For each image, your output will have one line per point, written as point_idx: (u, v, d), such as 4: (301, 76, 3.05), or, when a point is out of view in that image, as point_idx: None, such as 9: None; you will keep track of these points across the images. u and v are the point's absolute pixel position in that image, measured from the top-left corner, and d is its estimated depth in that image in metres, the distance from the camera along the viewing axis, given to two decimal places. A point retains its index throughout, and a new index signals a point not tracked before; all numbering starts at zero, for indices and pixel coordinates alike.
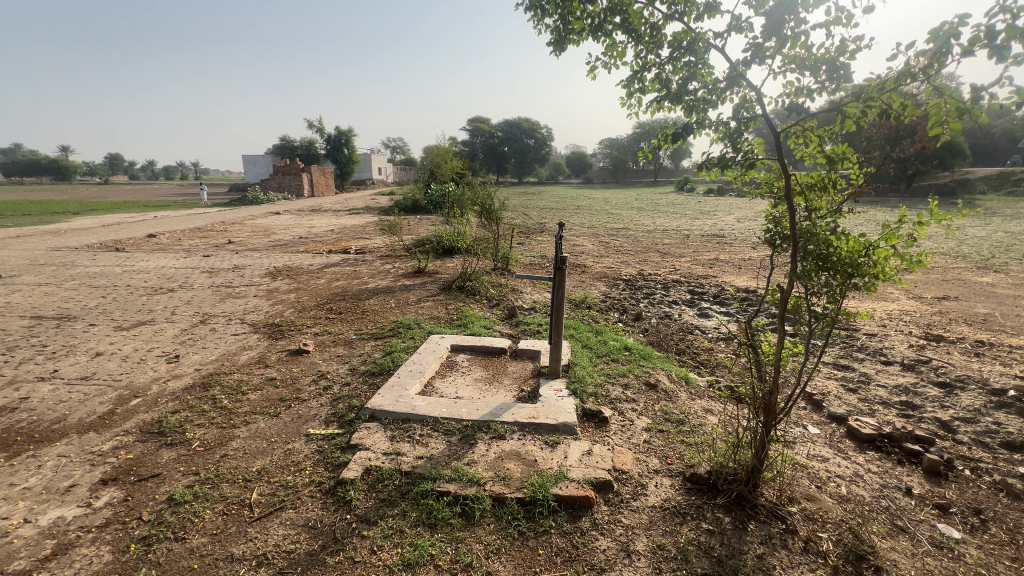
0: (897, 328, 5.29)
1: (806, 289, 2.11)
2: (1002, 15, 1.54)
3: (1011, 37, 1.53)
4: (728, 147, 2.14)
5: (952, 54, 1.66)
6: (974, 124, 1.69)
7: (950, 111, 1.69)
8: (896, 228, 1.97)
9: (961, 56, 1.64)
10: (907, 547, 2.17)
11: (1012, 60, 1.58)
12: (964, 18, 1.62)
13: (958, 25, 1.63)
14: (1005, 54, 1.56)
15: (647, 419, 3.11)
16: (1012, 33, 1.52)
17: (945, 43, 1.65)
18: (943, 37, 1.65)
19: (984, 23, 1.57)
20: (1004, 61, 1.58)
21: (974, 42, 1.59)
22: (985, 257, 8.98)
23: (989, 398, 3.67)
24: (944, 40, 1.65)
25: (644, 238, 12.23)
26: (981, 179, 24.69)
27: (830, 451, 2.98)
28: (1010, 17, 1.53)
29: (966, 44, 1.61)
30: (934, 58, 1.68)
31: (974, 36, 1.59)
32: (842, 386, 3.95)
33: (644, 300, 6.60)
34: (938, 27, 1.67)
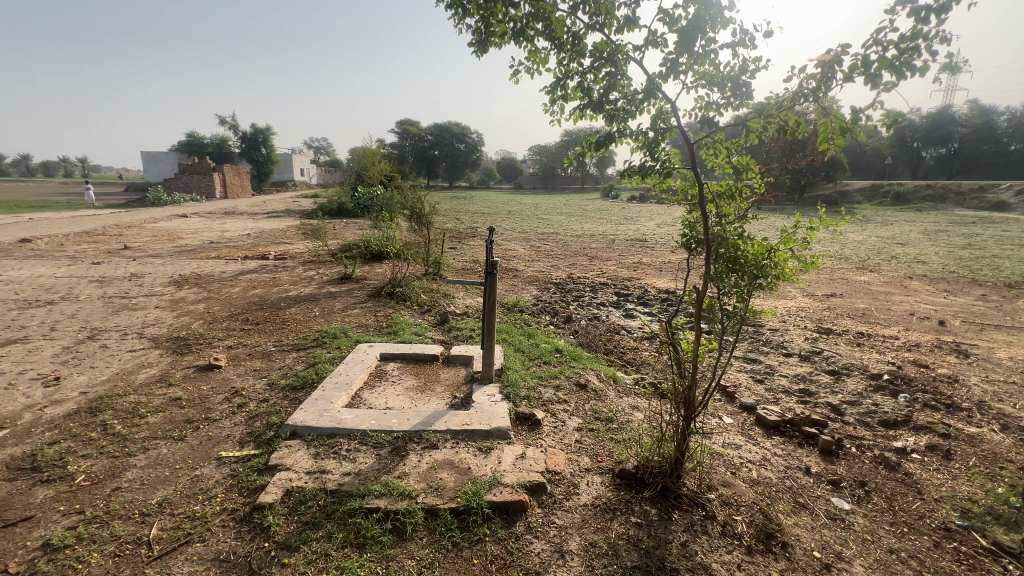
0: (795, 322, 5.88)
1: (719, 289, 2.26)
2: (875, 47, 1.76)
3: (883, 67, 1.74)
4: (647, 155, 2.24)
5: (838, 78, 1.86)
6: (854, 141, 1.90)
7: (835, 129, 1.89)
8: (793, 233, 2.17)
9: (844, 80, 1.85)
10: (808, 521, 2.39)
11: (884, 87, 1.81)
12: (845, 47, 1.83)
13: (842, 52, 1.84)
14: (879, 82, 1.78)
15: (578, 419, 3.19)
16: (884, 63, 1.74)
17: (832, 67, 1.85)
18: (829, 63, 1.85)
19: (861, 53, 1.79)
20: (877, 88, 1.80)
21: (855, 68, 1.80)
22: (863, 259, 10.26)
23: (869, 382, 4.18)
24: (829, 66, 1.86)
25: (573, 242, 12.62)
26: (858, 190, 28.24)
27: (742, 438, 3.23)
28: (882, 49, 1.75)
29: (848, 70, 1.82)
30: (824, 80, 1.88)
31: (853, 64, 1.80)
32: (750, 378, 4.31)
33: (574, 302, 6.80)
34: (826, 54, 1.87)
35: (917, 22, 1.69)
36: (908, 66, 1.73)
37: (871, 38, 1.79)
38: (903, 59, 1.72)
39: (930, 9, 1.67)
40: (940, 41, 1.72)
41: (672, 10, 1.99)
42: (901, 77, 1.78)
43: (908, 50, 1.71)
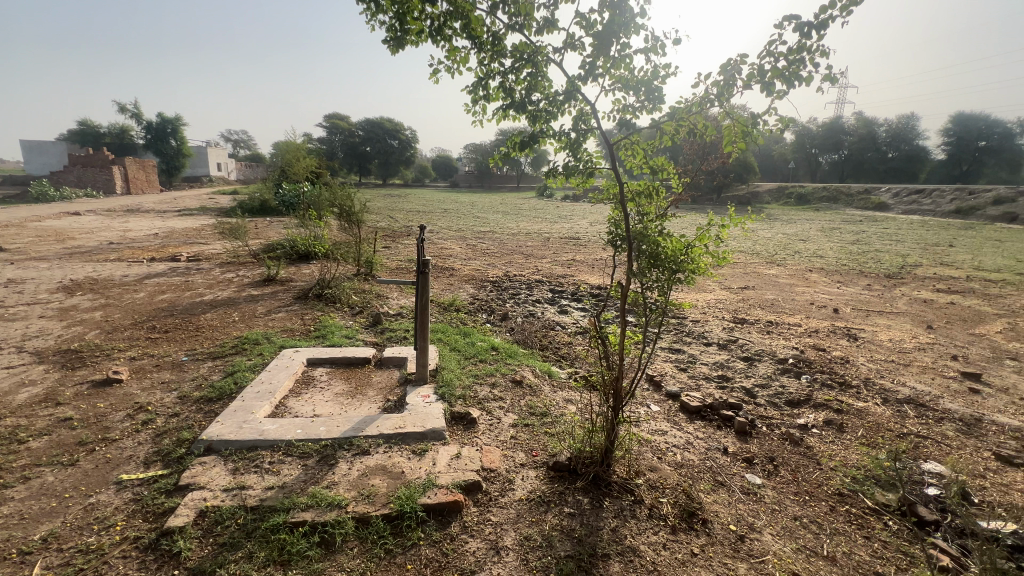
0: (714, 314, 6.33)
1: (642, 284, 2.38)
2: (768, 58, 1.92)
3: (775, 76, 1.91)
4: (570, 155, 2.30)
5: (738, 85, 2.01)
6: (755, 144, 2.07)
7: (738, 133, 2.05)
8: (707, 230, 2.34)
9: (744, 87, 2.01)
10: (725, 497, 2.58)
11: (777, 94, 1.99)
12: (743, 57, 1.99)
13: (740, 62, 1.99)
14: (772, 90, 1.95)
15: (514, 415, 3.22)
16: (776, 73, 1.91)
17: (733, 75, 2.00)
18: (730, 72, 1.99)
19: (757, 63, 1.95)
20: (771, 95, 1.97)
21: (752, 77, 1.95)
22: (772, 254, 11.24)
23: (777, 366, 4.59)
24: (731, 74, 2.00)
25: (509, 241, 12.72)
26: (767, 192, 30.89)
27: (668, 424, 3.42)
28: (774, 60, 1.92)
29: (746, 78, 1.97)
30: (726, 86, 2.03)
31: (750, 73, 1.95)
32: (675, 366, 4.58)
33: (510, 300, 6.86)
34: (727, 63, 2.02)
35: (801, 37, 1.87)
36: (796, 76, 1.91)
37: (764, 49, 1.95)
38: (792, 70, 1.90)
39: (812, 26, 1.85)
40: (821, 54, 1.91)
41: (588, 14, 2.05)
42: (791, 86, 1.96)
43: (795, 62, 1.88)
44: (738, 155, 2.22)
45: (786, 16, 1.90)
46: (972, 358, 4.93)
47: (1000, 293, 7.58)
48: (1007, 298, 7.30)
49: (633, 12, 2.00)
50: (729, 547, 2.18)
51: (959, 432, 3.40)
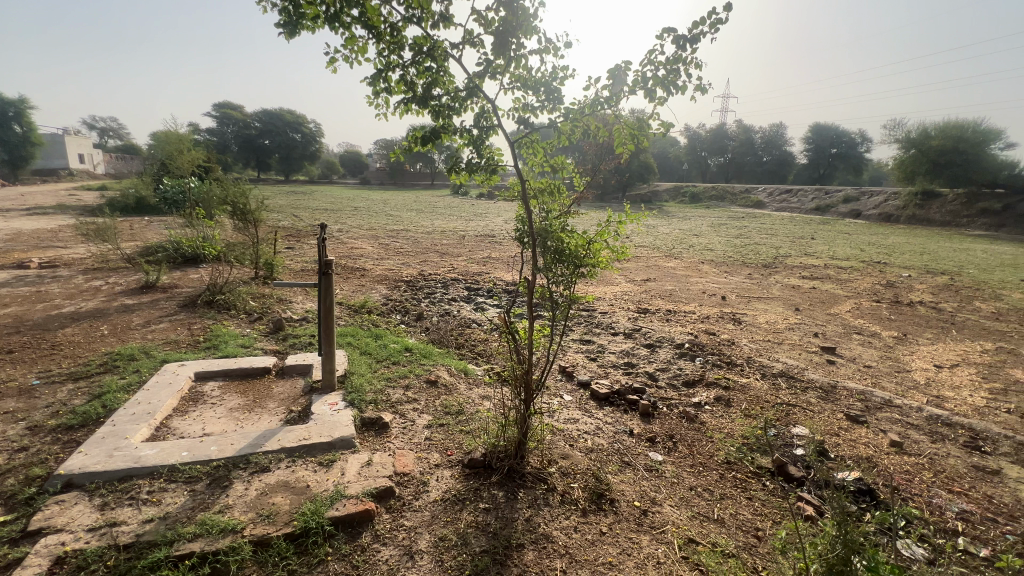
0: (620, 305, 6.73)
1: (549, 278, 2.47)
2: (650, 66, 2.07)
3: (656, 83, 2.07)
4: (473, 153, 2.31)
5: (625, 90, 2.15)
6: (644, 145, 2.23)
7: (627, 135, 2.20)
8: (606, 226, 2.47)
9: (630, 93, 2.15)
10: (631, 476, 2.76)
11: (658, 100, 2.15)
12: (628, 64, 2.13)
13: (626, 68, 2.13)
14: (654, 96, 2.11)
15: (428, 416, 3.17)
16: (657, 81, 2.07)
17: (620, 80, 2.13)
18: (617, 77, 2.12)
19: (640, 70, 2.09)
20: (654, 101, 2.13)
21: (637, 83, 2.09)
22: (670, 248, 12.22)
23: (675, 350, 4.99)
24: (618, 79, 2.14)
25: (424, 239, 12.49)
26: (666, 191, 33.45)
27: (579, 412, 3.58)
28: (655, 68, 2.07)
29: (632, 84, 2.11)
30: (615, 90, 2.15)
31: (635, 80, 2.10)
32: (586, 357, 4.80)
33: (425, 299, 6.73)
34: (615, 68, 2.15)
35: (677, 49, 2.04)
36: (674, 85, 2.08)
37: (646, 58, 2.11)
38: (670, 79, 2.07)
39: (686, 39, 2.03)
40: (695, 66, 2.10)
41: (485, 12, 2.06)
42: (670, 93, 2.14)
43: (673, 71, 2.05)
44: (630, 155, 2.37)
45: (663, 29, 2.07)
46: (829, 334, 5.75)
47: (848, 278, 8.92)
48: (854, 281, 8.61)
49: (529, 13, 2.04)
50: (634, 522, 2.33)
51: (819, 399, 3.95)
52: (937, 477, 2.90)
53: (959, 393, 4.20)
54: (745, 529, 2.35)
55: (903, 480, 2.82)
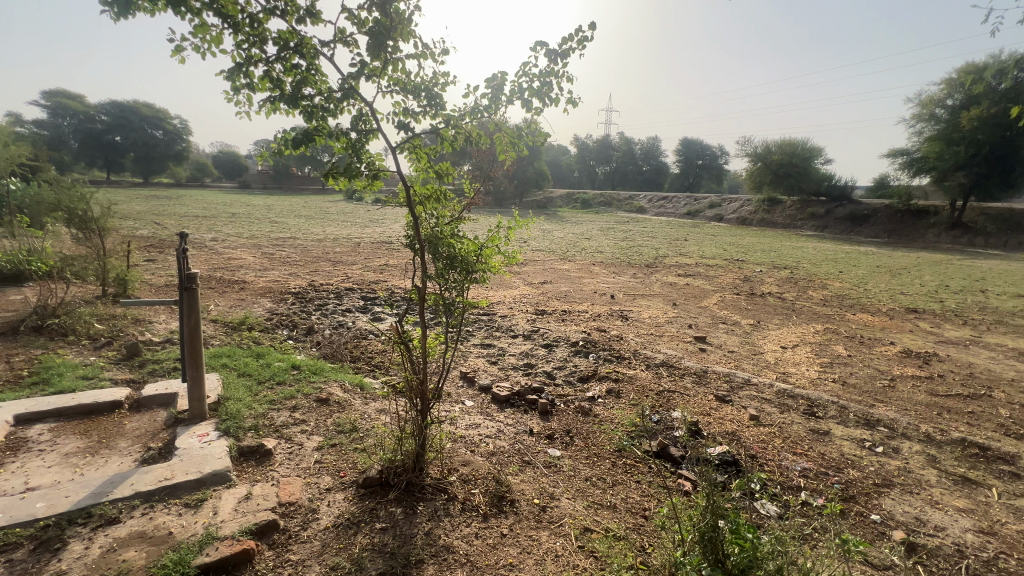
0: (519, 308, 6.91)
1: (440, 285, 2.46)
2: (526, 77, 2.15)
3: (531, 94, 2.16)
4: (353, 157, 2.20)
5: (502, 99, 2.21)
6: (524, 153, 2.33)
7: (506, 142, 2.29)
8: (496, 232, 2.53)
9: (508, 102, 2.22)
10: (530, 475, 2.83)
11: (534, 110, 2.25)
12: (504, 74, 2.20)
13: (503, 78, 2.19)
14: (530, 106, 2.20)
15: (318, 437, 2.96)
16: (532, 92, 2.15)
17: (498, 90, 2.19)
18: (496, 86, 2.18)
19: (517, 81, 2.16)
20: (531, 112, 2.22)
21: (514, 93, 2.16)
22: (565, 251, 12.86)
23: (570, 349, 5.25)
24: (497, 88, 2.19)
25: (313, 247, 11.68)
26: (560, 197, 35.17)
27: (480, 417, 3.59)
28: (529, 80, 2.16)
29: (509, 94, 2.18)
30: (494, 99, 2.20)
31: (512, 90, 2.16)
32: (487, 360, 4.84)
33: (316, 311, 6.30)
34: (492, 77, 2.20)
35: (549, 63, 2.15)
36: (547, 97, 2.19)
37: (520, 70, 2.19)
38: (543, 91, 2.17)
39: (557, 54, 2.15)
40: (567, 79, 2.23)
41: (358, 11, 1.99)
42: (544, 104, 2.25)
43: (546, 83, 2.16)
44: (512, 163, 2.44)
45: (535, 43, 2.16)
46: (700, 325, 6.47)
47: (714, 274, 10.12)
48: (718, 277, 9.80)
49: (404, 16, 2.02)
50: (533, 519, 2.39)
51: (693, 383, 4.41)
52: (785, 442, 3.40)
53: (798, 368, 4.97)
54: (634, 511, 2.52)
55: (760, 448, 3.26)
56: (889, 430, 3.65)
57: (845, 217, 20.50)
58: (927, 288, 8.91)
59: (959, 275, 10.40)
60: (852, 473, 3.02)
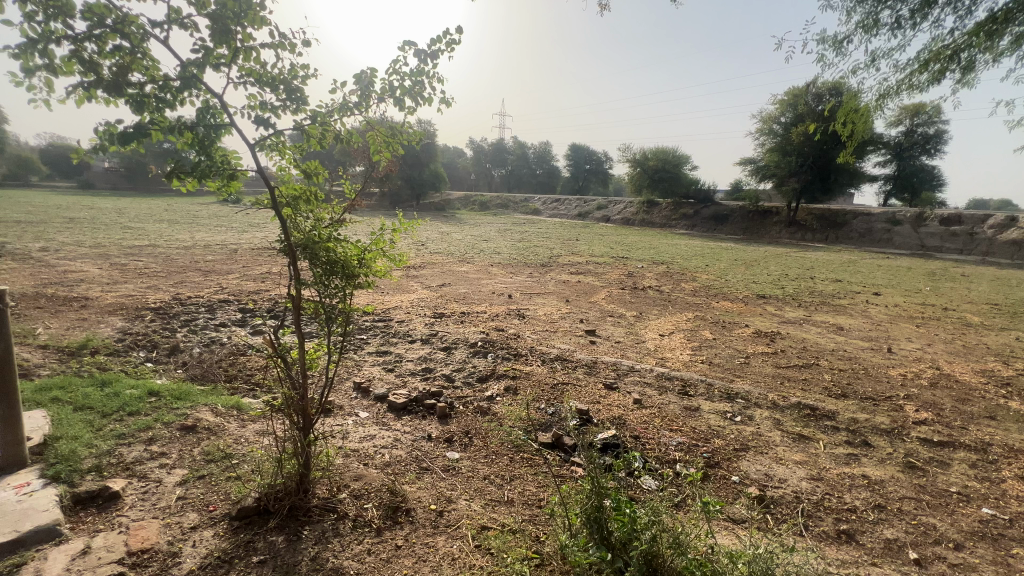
0: (416, 311, 6.77)
1: (321, 293, 2.34)
2: (397, 75, 2.12)
3: (403, 93, 2.14)
4: (199, 153, 1.98)
5: (372, 97, 2.15)
6: (399, 153, 2.31)
7: (381, 143, 2.29)
8: (380, 235, 2.45)
9: (379, 100, 2.16)
10: (428, 481, 2.78)
11: (407, 109, 2.24)
12: (372, 71, 2.14)
13: (372, 76, 2.14)
14: (403, 105, 2.18)
15: (182, 470, 2.61)
16: (403, 90, 2.14)
17: (367, 87, 2.12)
18: (365, 83, 2.11)
19: (387, 79, 2.12)
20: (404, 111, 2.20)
21: (385, 91, 2.12)
22: (463, 253, 12.89)
23: (469, 349, 5.26)
24: (365, 85, 2.13)
25: (179, 255, 10.31)
26: (458, 199, 35.15)
27: (375, 427, 3.44)
28: (400, 78, 2.14)
29: (380, 91, 2.13)
30: (363, 95, 2.13)
31: (382, 87, 2.12)
32: (383, 368, 4.66)
33: (182, 328, 5.55)
34: (359, 74, 2.13)
35: (420, 61, 2.15)
36: (420, 96, 2.18)
37: (390, 67, 2.15)
38: (415, 90, 2.16)
39: (427, 54, 2.15)
40: (438, 80, 2.24)
41: None
42: (417, 103, 2.24)
43: (418, 83, 2.15)
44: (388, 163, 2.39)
45: (404, 41, 2.14)
46: (590, 319, 6.89)
47: (602, 271, 10.86)
48: (606, 273, 10.53)
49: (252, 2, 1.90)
50: (430, 526, 2.35)
51: (585, 374, 4.67)
52: (663, 420, 3.74)
53: (674, 353, 5.52)
54: (529, 502, 2.60)
55: (642, 428, 3.56)
56: (745, 401, 4.21)
57: (710, 217, 23.26)
58: (772, 277, 10.46)
59: (795, 265, 12.39)
60: (716, 442, 3.43)
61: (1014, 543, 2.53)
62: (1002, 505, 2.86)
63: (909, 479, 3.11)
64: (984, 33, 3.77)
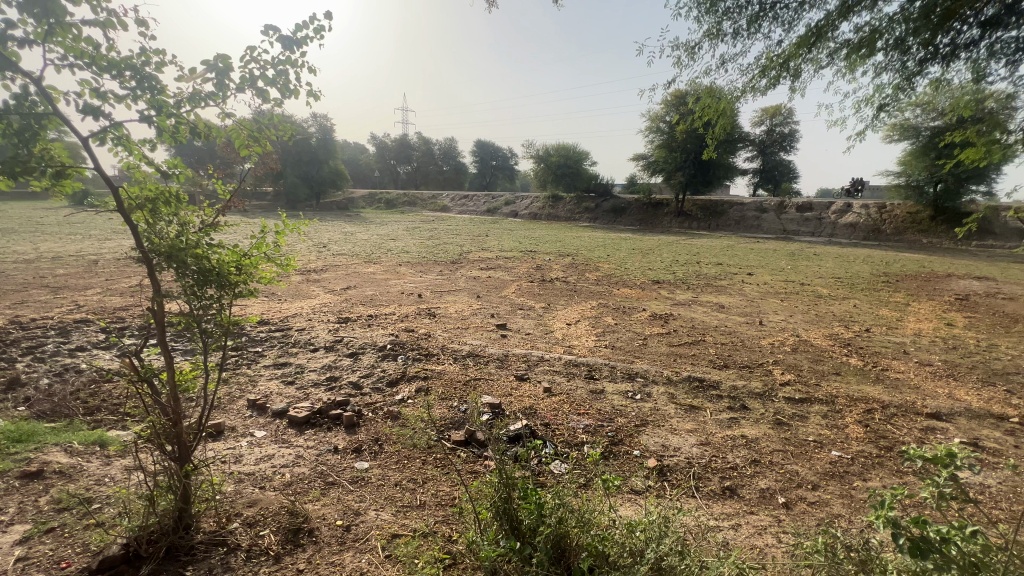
0: (319, 318, 6.36)
1: (192, 305, 2.09)
2: (257, 63, 1.97)
3: (266, 84, 2.00)
4: (16, 148, 1.67)
5: (231, 87, 1.96)
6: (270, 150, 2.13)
7: (248, 138, 2.08)
8: (263, 238, 2.25)
9: (238, 90, 1.98)
10: (333, 496, 2.63)
11: (272, 100, 2.08)
12: (228, 58, 1.95)
13: (227, 63, 1.95)
14: (267, 96, 2.03)
15: (25, 526, 2.19)
16: (266, 81, 1.99)
17: (223, 76, 1.93)
18: (221, 71, 1.92)
19: (246, 68, 1.96)
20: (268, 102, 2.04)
21: (244, 81, 1.95)
22: (370, 253, 12.36)
23: (378, 353, 5.05)
24: (221, 73, 1.93)
25: (18, 270, 8.67)
26: (362, 198, 33.63)
27: (274, 446, 3.18)
28: (261, 67, 1.98)
29: (239, 81, 1.96)
30: (219, 84, 1.93)
31: (241, 77, 1.95)
32: (281, 382, 4.31)
33: (24, 357, 4.66)
34: (213, 60, 1.93)
35: (285, 50, 2.01)
36: (285, 87, 2.05)
37: (248, 55, 1.98)
38: (280, 82, 2.03)
39: (291, 41, 2.01)
40: (306, 70, 2.11)
41: None
42: (283, 95, 2.10)
43: (283, 73, 2.01)
44: (261, 159, 2.19)
45: (263, 27, 1.98)
46: (501, 313, 6.97)
47: (512, 265, 11.04)
48: (515, 267, 10.73)
49: None
50: (336, 543, 2.23)
51: (496, 368, 4.72)
52: (571, 406, 3.90)
53: (581, 340, 5.78)
54: (443, 503, 2.57)
55: (552, 416, 3.68)
56: (644, 379, 4.53)
57: (609, 210, 24.71)
58: (665, 263, 11.38)
59: (684, 251, 13.61)
60: (619, 421, 3.65)
61: (855, 477, 3.01)
62: (846, 446, 3.39)
63: (778, 433, 3.56)
64: (806, 45, 4.34)
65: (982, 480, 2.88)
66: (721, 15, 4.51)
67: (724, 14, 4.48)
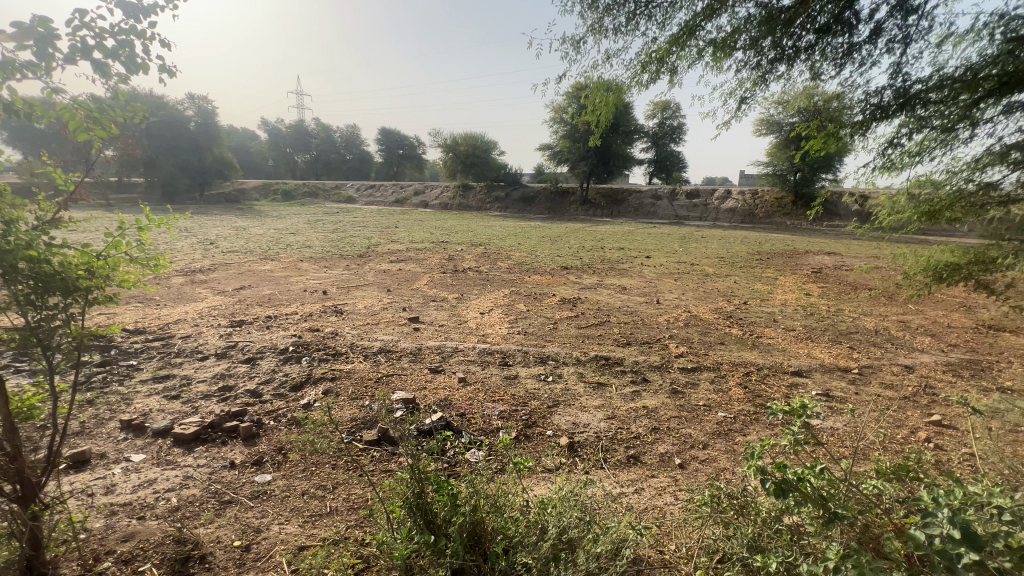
0: (207, 323, 5.73)
1: (28, 318, 1.75)
2: (90, 30, 1.69)
3: (103, 55, 1.72)
4: None
5: (57, 57, 1.66)
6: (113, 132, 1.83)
7: (85, 119, 1.78)
8: (121, 236, 1.95)
9: (66, 62, 1.69)
10: (230, 515, 2.41)
11: (114, 75, 1.80)
12: (50, 23, 1.65)
13: (49, 27, 1.65)
14: (107, 70, 1.76)
15: None
16: (103, 51, 1.72)
17: (44, 43, 1.63)
18: (42, 37, 1.62)
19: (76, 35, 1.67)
20: (107, 77, 1.76)
21: (75, 50, 1.67)
22: (266, 249, 11.38)
23: (279, 357, 4.68)
24: (43, 41, 1.63)
25: None
26: (254, 189, 30.80)
27: (156, 470, 2.82)
28: (96, 36, 1.71)
29: (68, 50, 1.67)
30: (39, 53, 1.63)
31: (71, 46, 1.67)
32: (164, 397, 3.83)
33: None
34: (28, 24, 1.62)
35: (128, 17, 1.75)
36: (130, 60, 1.78)
37: (78, 21, 1.70)
38: (123, 54, 1.76)
39: (136, 9, 1.75)
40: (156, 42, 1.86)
41: None
42: (128, 69, 1.83)
43: (126, 44, 1.75)
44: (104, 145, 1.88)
45: None
46: (413, 306, 6.80)
47: (423, 256, 10.81)
48: (427, 259, 10.52)
49: None
50: (233, 567, 2.06)
51: (409, 363, 4.60)
52: (487, 394, 3.93)
53: (495, 329, 5.83)
54: (356, 506, 2.47)
55: (467, 405, 3.69)
56: (555, 362, 4.70)
57: (519, 199, 25.14)
58: (573, 250, 11.86)
59: (590, 237, 14.29)
60: (532, 404, 3.76)
61: (737, 434, 3.39)
62: (730, 407, 3.81)
63: (675, 402, 3.90)
64: (679, 43, 4.69)
65: (832, 424, 3.40)
66: (602, 12, 4.72)
67: (605, 10, 4.69)
